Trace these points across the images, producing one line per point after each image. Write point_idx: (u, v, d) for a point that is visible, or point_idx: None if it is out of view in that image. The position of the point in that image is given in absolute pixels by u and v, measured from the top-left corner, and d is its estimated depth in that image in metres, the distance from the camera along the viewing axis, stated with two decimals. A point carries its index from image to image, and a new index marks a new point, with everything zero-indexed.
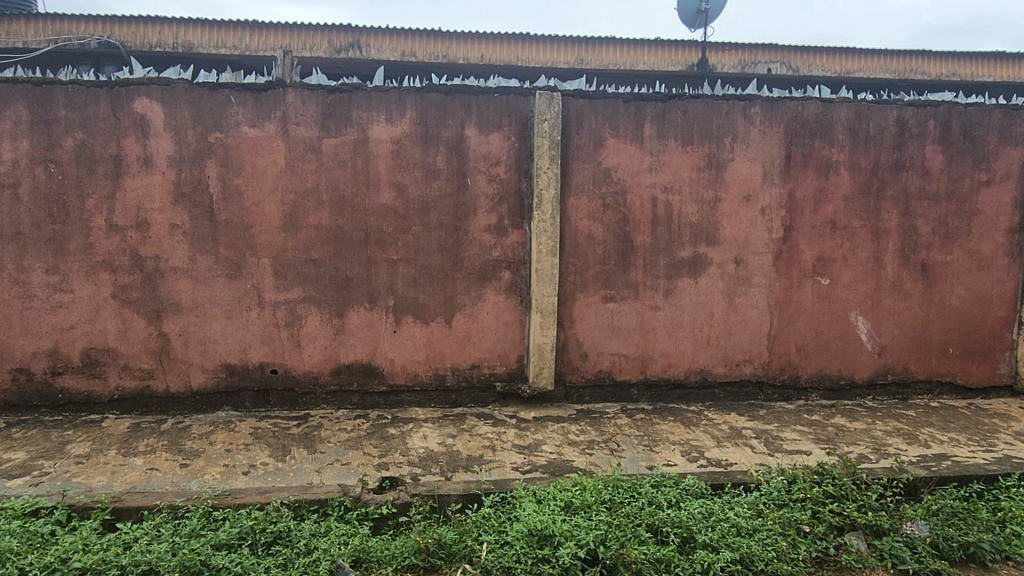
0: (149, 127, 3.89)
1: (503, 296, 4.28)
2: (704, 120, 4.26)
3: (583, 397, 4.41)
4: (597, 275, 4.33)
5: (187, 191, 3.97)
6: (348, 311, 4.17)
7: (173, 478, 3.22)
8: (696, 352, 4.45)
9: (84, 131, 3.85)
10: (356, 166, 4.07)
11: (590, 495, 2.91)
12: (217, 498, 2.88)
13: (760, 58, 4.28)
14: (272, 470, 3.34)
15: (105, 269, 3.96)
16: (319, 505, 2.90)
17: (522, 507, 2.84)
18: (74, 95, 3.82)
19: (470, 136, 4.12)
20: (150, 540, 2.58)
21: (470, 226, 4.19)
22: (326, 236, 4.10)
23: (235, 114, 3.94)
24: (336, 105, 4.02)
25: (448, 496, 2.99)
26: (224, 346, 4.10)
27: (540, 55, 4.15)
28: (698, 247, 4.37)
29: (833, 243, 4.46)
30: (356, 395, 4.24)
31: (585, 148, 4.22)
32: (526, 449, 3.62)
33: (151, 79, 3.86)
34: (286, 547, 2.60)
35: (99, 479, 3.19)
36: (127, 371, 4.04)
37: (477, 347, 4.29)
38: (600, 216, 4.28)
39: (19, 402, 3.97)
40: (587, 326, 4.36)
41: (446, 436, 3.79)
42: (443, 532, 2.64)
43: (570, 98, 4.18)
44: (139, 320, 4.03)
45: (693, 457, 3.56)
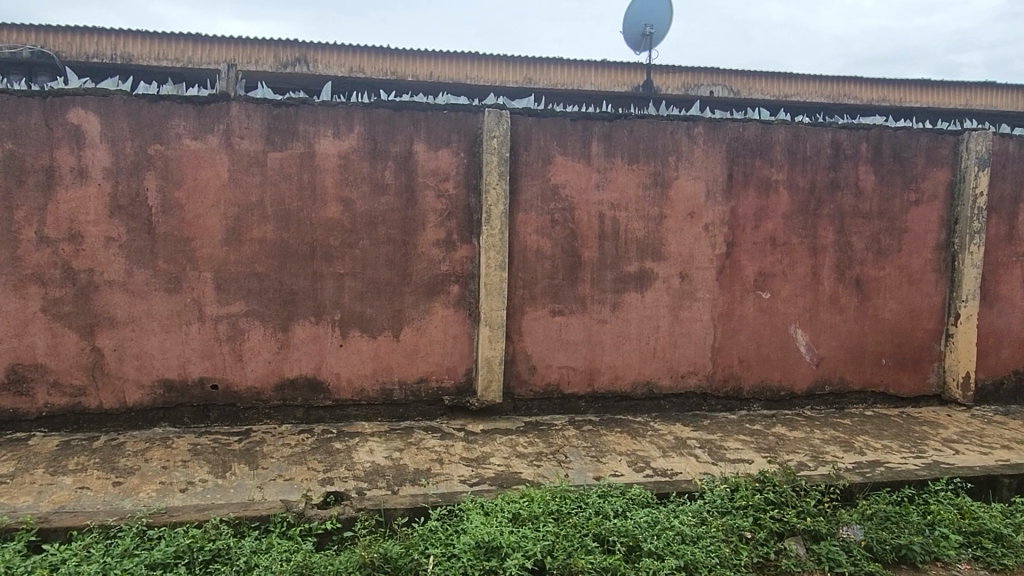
0: (84, 136, 3.78)
1: (451, 310, 4.27)
2: (649, 139, 4.36)
3: (531, 409, 4.42)
4: (545, 289, 4.36)
5: (125, 202, 3.86)
6: (293, 325, 4.10)
7: (105, 497, 3.09)
8: (642, 364, 4.52)
9: (14, 140, 3.71)
10: (302, 179, 4.03)
11: (538, 506, 2.91)
12: (151, 517, 2.77)
13: (702, 81, 4.52)
14: (211, 487, 3.24)
15: (34, 283, 3.81)
16: (260, 521, 2.82)
17: (469, 520, 2.83)
18: (3, 104, 3.68)
19: (419, 152, 4.13)
20: (79, 561, 2.46)
21: (418, 240, 4.18)
22: (270, 249, 4.03)
23: (177, 126, 3.87)
24: (282, 119, 3.98)
25: (395, 509, 2.95)
26: (162, 362, 3.98)
27: (491, 74, 4.27)
28: (644, 262, 4.45)
29: (773, 259, 4.60)
30: (301, 409, 4.16)
31: (533, 164, 4.26)
32: (474, 462, 3.61)
33: (87, 90, 3.75)
34: (225, 565, 2.52)
35: (25, 500, 3.04)
36: (57, 388, 3.88)
37: (425, 360, 4.27)
38: (548, 231, 4.33)
39: None
40: (535, 340, 4.38)
41: (392, 450, 3.75)
42: (389, 546, 2.58)
43: (519, 117, 4.22)
44: (70, 335, 3.88)
45: (640, 467, 3.60)
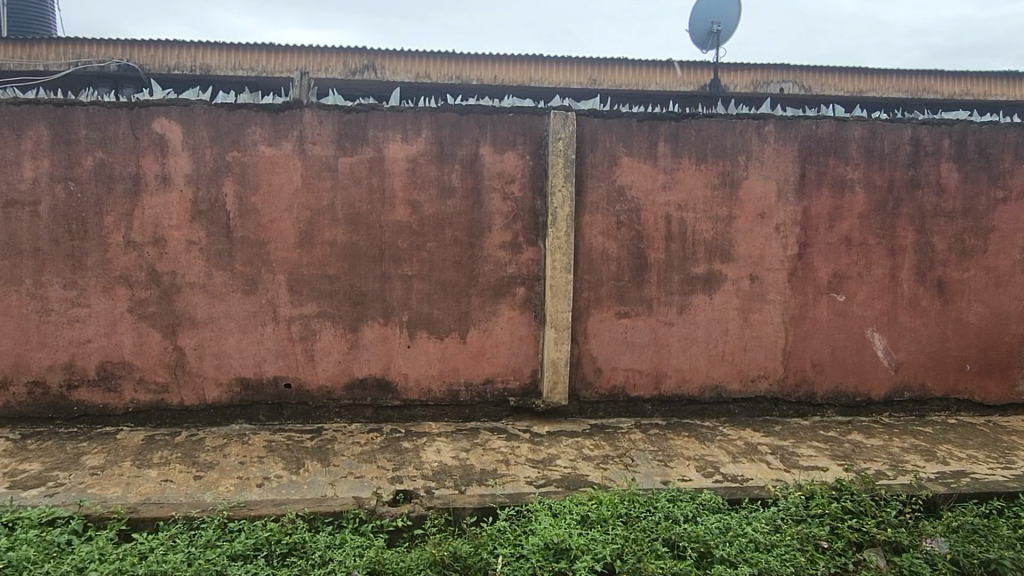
0: (168, 145, 3.97)
1: (517, 311, 4.29)
2: (719, 138, 4.29)
3: (597, 412, 4.40)
4: (611, 291, 4.34)
5: (204, 208, 4.03)
6: (362, 326, 4.20)
7: (188, 490, 3.24)
8: (711, 367, 4.44)
9: (104, 150, 3.93)
10: (371, 184, 4.12)
11: (606, 509, 2.90)
12: (232, 509, 2.88)
13: (772, 77, 4.27)
14: (287, 482, 3.35)
15: (122, 284, 4.02)
16: (333, 517, 2.90)
17: (538, 521, 2.84)
18: (95, 116, 3.90)
19: (485, 155, 4.16)
20: (166, 550, 2.57)
21: (484, 243, 4.22)
22: (341, 252, 4.14)
23: (253, 133, 4.01)
24: (352, 124, 4.08)
25: (464, 508, 2.99)
26: (240, 360, 4.13)
27: (553, 76, 4.15)
28: (713, 263, 4.38)
29: (848, 260, 4.46)
30: (370, 408, 4.25)
31: (599, 166, 4.25)
32: (540, 464, 3.62)
33: (170, 101, 3.94)
34: (302, 559, 2.60)
35: (114, 491, 3.20)
36: (142, 384, 4.08)
37: (492, 361, 4.30)
38: (614, 232, 4.30)
39: (34, 414, 4.01)
40: (601, 342, 4.36)
41: (460, 450, 3.79)
42: (458, 545, 2.61)
43: (584, 118, 4.21)
44: (154, 335, 4.07)
45: (708, 472, 3.54)
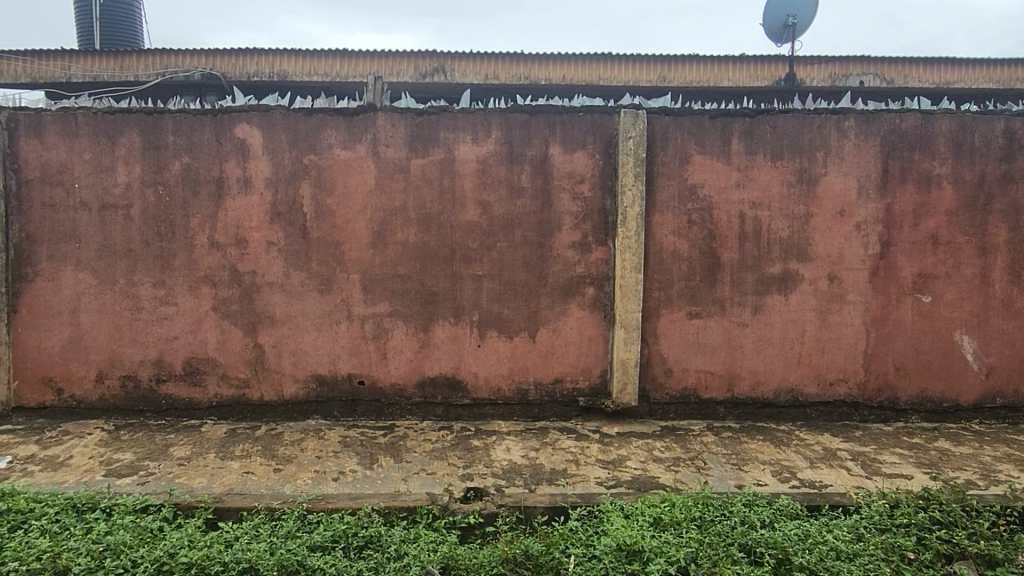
0: (249, 149, 4.12)
1: (586, 311, 4.28)
2: (796, 134, 4.16)
3: (668, 413, 4.34)
4: (682, 291, 4.27)
5: (282, 209, 4.17)
6: (434, 325, 4.26)
7: (268, 482, 3.36)
8: (786, 370, 4.32)
9: (190, 155, 4.11)
10: (442, 184, 4.17)
11: (680, 512, 2.86)
12: (310, 502, 2.98)
13: (851, 70, 4.28)
14: (361, 477, 3.43)
15: (206, 283, 4.20)
16: (407, 512, 2.97)
17: (610, 522, 2.82)
18: (182, 123, 4.09)
19: (555, 155, 4.17)
20: (250, 539, 2.67)
21: (554, 243, 4.22)
22: (412, 252, 4.21)
23: (329, 137, 4.13)
24: (424, 126, 4.14)
25: (535, 507, 3.01)
26: (316, 357, 4.25)
27: (623, 75, 4.27)
28: (789, 263, 4.26)
29: (934, 259, 4.26)
30: (441, 407, 4.30)
31: (670, 164, 4.19)
32: (610, 464, 3.60)
33: (251, 107, 4.09)
34: (377, 552, 2.65)
35: (200, 481, 3.35)
36: (225, 379, 4.25)
37: (561, 361, 4.30)
38: (685, 232, 4.24)
39: (126, 406, 4.23)
40: (671, 343, 4.30)
41: (529, 449, 3.81)
42: (530, 543, 2.63)
43: (655, 117, 4.16)
44: (236, 332, 4.23)
45: (785, 477, 3.45)
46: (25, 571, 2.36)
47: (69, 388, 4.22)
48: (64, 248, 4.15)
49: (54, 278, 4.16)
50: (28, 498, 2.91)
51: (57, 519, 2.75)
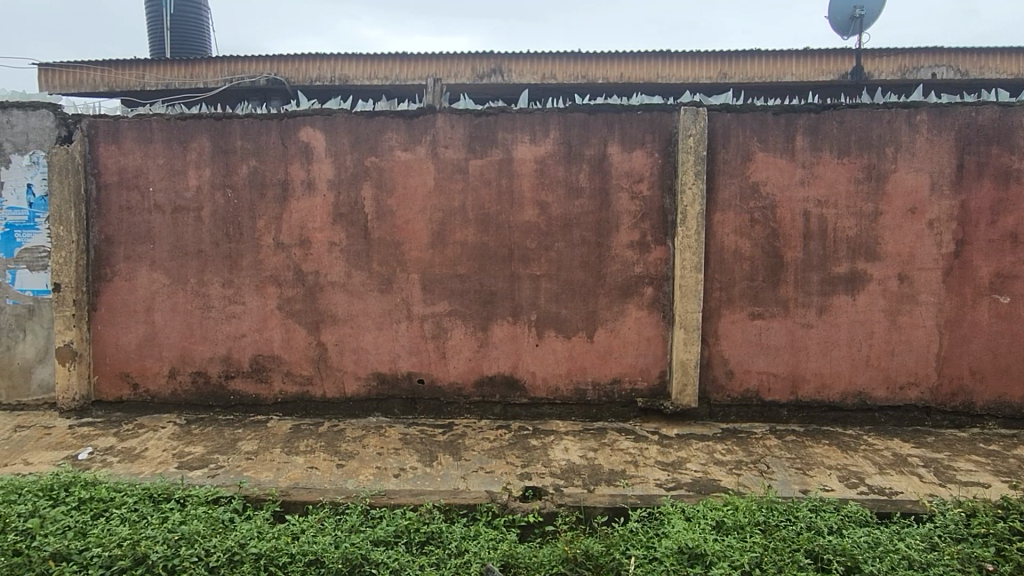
0: (313, 152, 4.23)
1: (645, 311, 4.24)
2: (864, 130, 4.04)
3: (729, 415, 4.26)
4: (744, 291, 4.19)
5: (345, 211, 4.26)
6: (492, 324, 4.29)
7: (331, 477, 3.44)
8: (854, 373, 4.20)
9: (257, 159, 4.24)
10: (501, 185, 4.20)
11: (743, 516, 2.81)
12: (373, 497, 3.05)
13: (923, 63, 4.16)
14: (421, 474, 3.48)
15: (272, 283, 4.32)
16: (467, 509, 3.00)
17: (671, 524, 2.79)
18: (249, 127, 4.22)
19: (614, 154, 4.14)
20: (316, 532, 2.74)
21: (612, 243, 4.20)
22: (471, 252, 4.25)
23: (390, 139, 4.20)
24: (483, 127, 4.17)
25: (594, 508, 3.01)
26: (377, 356, 4.33)
27: (682, 72, 4.24)
28: (856, 262, 4.13)
29: (1013, 258, 4.08)
30: (499, 406, 4.32)
31: (732, 162, 4.12)
32: (670, 466, 3.56)
33: (315, 111, 4.19)
34: (439, 548, 2.69)
35: (267, 475, 3.45)
36: (289, 376, 4.37)
37: (619, 361, 4.27)
38: (747, 231, 4.15)
39: (197, 401, 4.39)
40: (733, 343, 4.23)
41: (588, 449, 3.80)
42: (590, 543, 2.62)
43: (716, 114, 4.10)
44: (300, 331, 4.35)
45: (852, 483, 3.35)
46: (107, 557, 2.48)
47: (144, 383, 4.40)
48: (140, 249, 4.33)
49: (130, 278, 4.35)
50: (108, 487, 3.05)
51: (135, 508, 2.88)
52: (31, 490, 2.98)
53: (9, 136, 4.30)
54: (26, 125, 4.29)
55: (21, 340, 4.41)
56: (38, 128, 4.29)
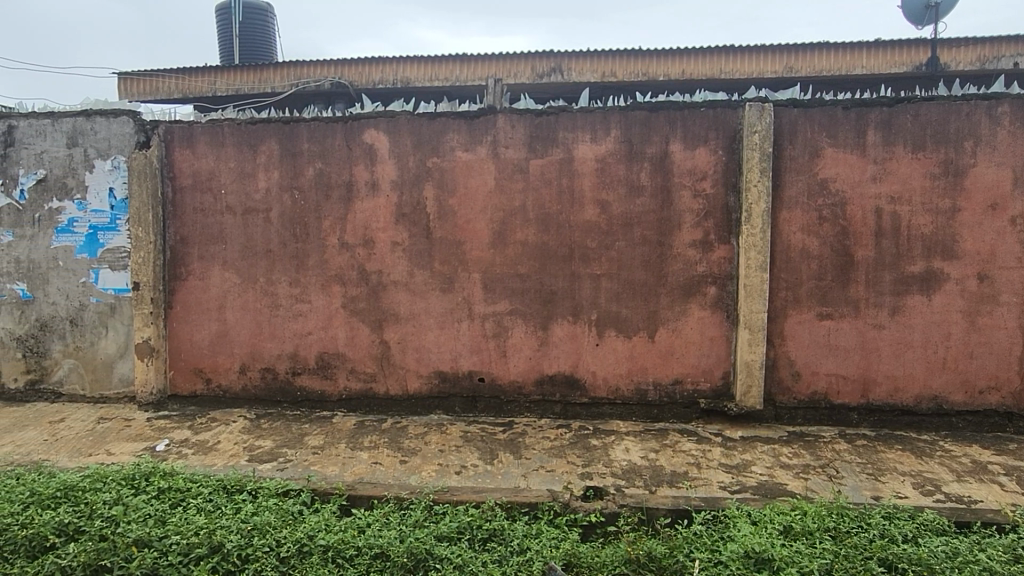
0: (377, 154, 4.31)
1: (708, 311, 4.17)
2: (940, 123, 3.88)
3: (796, 418, 4.15)
4: (812, 291, 4.08)
5: (407, 211, 4.33)
6: (552, 324, 4.29)
7: (395, 473, 3.50)
8: (929, 376, 4.04)
9: (323, 161, 4.35)
10: (561, 184, 4.20)
11: (812, 522, 2.74)
12: (436, 494, 3.10)
13: (1003, 52, 4.50)
14: (482, 471, 3.51)
15: (337, 282, 4.42)
16: (529, 508, 3.02)
17: (736, 527, 2.74)
18: (315, 130, 4.34)
19: (676, 152, 4.09)
20: (381, 526, 2.80)
21: (674, 241, 4.14)
22: (531, 251, 4.26)
23: (451, 140, 4.25)
24: (543, 127, 4.18)
25: (657, 509, 2.99)
26: (438, 354, 4.39)
27: (746, 67, 4.70)
28: (932, 261, 3.97)
29: None
30: (559, 405, 4.32)
31: (799, 159, 4.02)
32: (734, 469, 3.49)
33: (379, 113, 4.27)
34: (502, 545, 2.71)
35: (333, 469, 3.54)
36: (353, 373, 4.46)
37: (681, 361, 4.22)
38: (815, 229, 4.04)
39: (265, 397, 4.53)
40: (800, 345, 4.12)
41: (649, 450, 3.76)
42: (653, 545, 2.60)
43: (782, 109, 4.00)
44: (364, 329, 4.44)
45: (928, 491, 3.22)
46: (185, 544, 2.58)
47: (216, 379, 4.57)
48: (212, 249, 4.50)
49: (204, 277, 4.52)
50: (185, 478, 3.18)
51: (210, 498, 3.00)
52: (114, 478, 3.12)
53: (93, 142, 4.53)
54: (108, 131, 4.51)
55: (103, 336, 4.63)
56: (118, 134, 4.50)
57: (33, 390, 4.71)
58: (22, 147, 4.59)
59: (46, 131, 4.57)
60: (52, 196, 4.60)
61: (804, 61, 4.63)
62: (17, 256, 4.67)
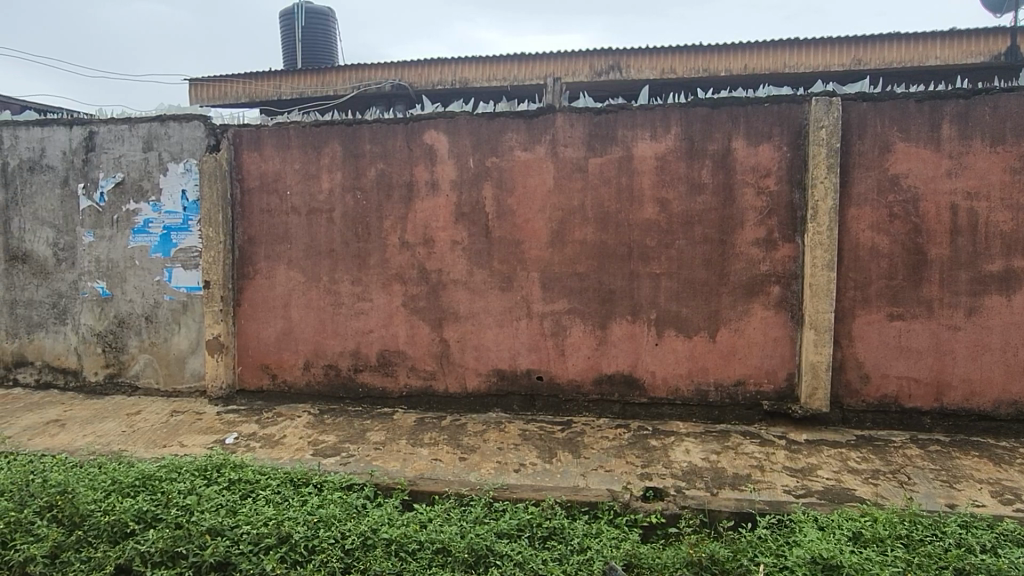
0: (436, 154, 4.37)
1: (772, 311, 4.08)
2: (1022, 115, 3.70)
3: (864, 422, 4.02)
4: (882, 291, 3.95)
5: (467, 210, 4.37)
6: (611, 323, 4.26)
7: (455, 469, 3.54)
8: (1008, 380, 3.86)
9: (384, 162, 4.43)
10: (621, 183, 4.17)
11: (883, 529, 2.65)
12: (496, 491, 3.12)
13: None
14: (541, 470, 3.52)
15: (398, 281, 4.50)
16: (589, 507, 3.02)
17: (803, 533, 2.68)
18: (377, 132, 4.42)
19: (738, 149, 4.01)
20: (442, 521, 2.84)
21: (737, 240, 4.07)
22: (590, 250, 4.24)
23: (510, 139, 4.27)
24: (602, 125, 4.16)
25: (720, 512, 2.95)
26: (497, 353, 4.42)
27: (811, 60, 4.64)
28: (1012, 260, 3.80)
29: None
30: (618, 405, 4.29)
31: (868, 154, 3.89)
32: (800, 473, 3.41)
33: (439, 114, 4.33)
34: (561, 543, 2.71)
35: (395, 465, 3.60)
36: (414, 371, 4.53)
37: (743, 362, 4.14)
38: (885, 227, 3.91)
39: (329, 393, 4.64)
40: (868, 346, 4.00)
41: (710, 452, 3.70)
42: (716, 548, 2.56)
43: (851, 103, 3.88)
44: (424, 327, 4.50)
45: (1007, 500, 3.08)
46: (255, 534, 2.66)
47: (282, 374, 4.70)
48: (278, 249, 4.63)
49: (270, 275, 4.66)
50: (254, 470, 3.29)
51: (278, 490, 3.09)
52: (188, 469, 3.25)
53: (166, 146, 4.72)
54: (181, 136, 4.69)
55: (176, 332, 4.82)
56: (190, 137, 4.68)
57: (112, 383, 4.94)
58: (102, 152, 4.82)
59: (124, 137, 4.78)
60: (128, 198, 4.81)
61: (871, 53, 4.60)
62: (97, 255, 4.90)
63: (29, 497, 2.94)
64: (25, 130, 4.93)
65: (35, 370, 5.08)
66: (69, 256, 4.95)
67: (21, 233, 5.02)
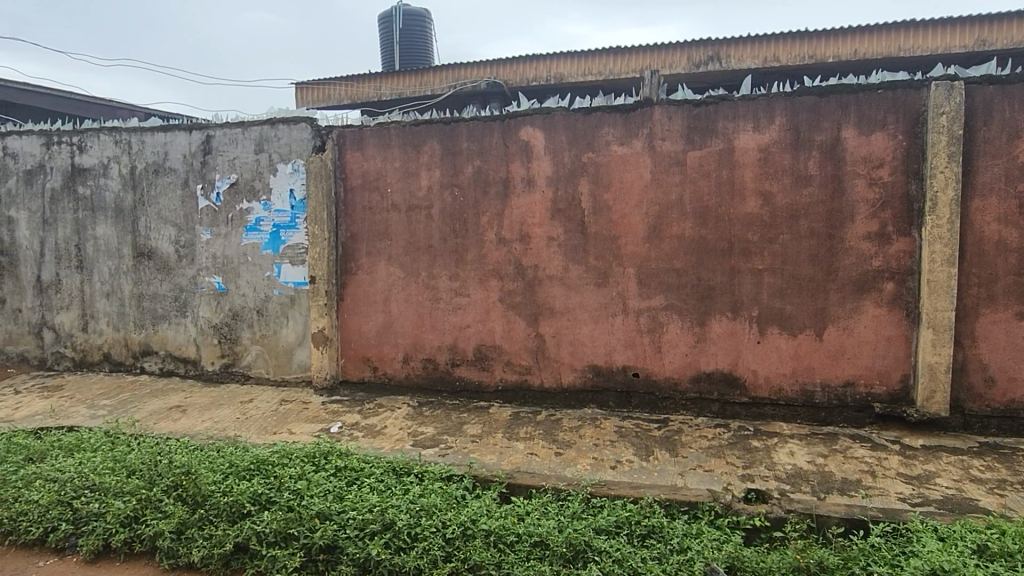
0: (532, 150, 4.39)
1: (885, 310, 3.88)
2: None
3: (988, 428, 3.76)
4: (1009, 288, 3.68)
5: (563, 206, 4.37)
6: (710, 320, 4.16)
7: (550, 464, 3.56)
8: None
9: (481, 159, 4.49)
10: (721, 176, 4.06)
11: (1013, 542, 2.47)
12: (594, 487, 3.12)
13: None
14: (637, 468, 3.48)
15: (494, 277, 4.55)
16: (689, 507, 2.96)
17: (921, 543, 2.53)
18: (474, 129, 4.48)
19: (849, 138, 3.82)
20: (540, 514, 2.86)
21: (846, 234, 3.88)
22: (688, 245, 4.16)
23: (607, 134, 4.24)
24: (702, 117, 4.06)
25: (829, 517, 2.83)
26: (593, 348, 4.40)
27: (927, 43, 4.41)
28: None
29: None
30: (717, 404, 4.19)
31: (995, 141, 3.63)
32: (916, 480, 3.22)
33: (535, 110, 4.34)
34: (661, 542, 2.67)
35: (492, 457, 3.65)
36: (509, 366, 4.58)
37: (853, 362, 3.95)
38: (1014, 219, 3.63)
39: (427, 386, 4.76)
40: (994, 347, 3.73)
41: (816, 454, 3.56)
42: (825, 555, 2.46)
43: (975, 87, 3.63)
44: (520, 323, 4.53)
45: None
46: (361, 520, 2.77)
47: (382, 367, 4.85)
48: (379, 245, 4.78)
49: (371, 272, 4.82)
50: (358, 458, 3.42)
51: (381, 478, 3.20)
52: (298, 455, 3.42)
53: (276, 148, 4.96)
54: (289, 138, 4.92)
55: (285, 325, 5.06)
56: (298, 139, 4.90)
57: (227, 372, 5.25)
58: (218, 155, 5.12)
59: (237, 139, 5.06)
60: (242, 198, 5.09)
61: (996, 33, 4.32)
62: (213, 252, 5.21)
63: (156, 476, 3.17)
64: (151, 135, 5.30)
65: (159, 359, 5.45)
66: (189, 253, 5.28)
67: (147, 231, 5.39)
